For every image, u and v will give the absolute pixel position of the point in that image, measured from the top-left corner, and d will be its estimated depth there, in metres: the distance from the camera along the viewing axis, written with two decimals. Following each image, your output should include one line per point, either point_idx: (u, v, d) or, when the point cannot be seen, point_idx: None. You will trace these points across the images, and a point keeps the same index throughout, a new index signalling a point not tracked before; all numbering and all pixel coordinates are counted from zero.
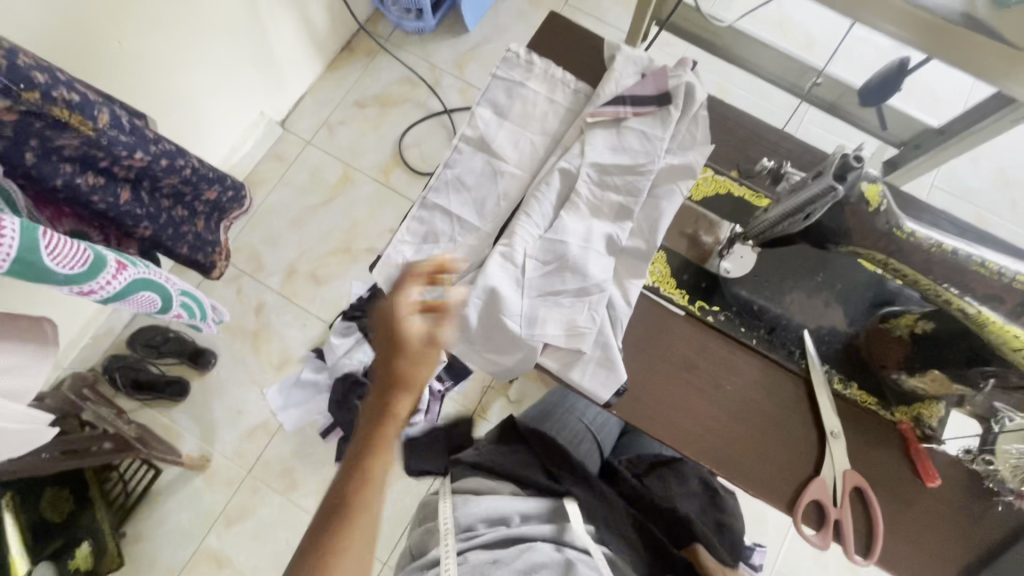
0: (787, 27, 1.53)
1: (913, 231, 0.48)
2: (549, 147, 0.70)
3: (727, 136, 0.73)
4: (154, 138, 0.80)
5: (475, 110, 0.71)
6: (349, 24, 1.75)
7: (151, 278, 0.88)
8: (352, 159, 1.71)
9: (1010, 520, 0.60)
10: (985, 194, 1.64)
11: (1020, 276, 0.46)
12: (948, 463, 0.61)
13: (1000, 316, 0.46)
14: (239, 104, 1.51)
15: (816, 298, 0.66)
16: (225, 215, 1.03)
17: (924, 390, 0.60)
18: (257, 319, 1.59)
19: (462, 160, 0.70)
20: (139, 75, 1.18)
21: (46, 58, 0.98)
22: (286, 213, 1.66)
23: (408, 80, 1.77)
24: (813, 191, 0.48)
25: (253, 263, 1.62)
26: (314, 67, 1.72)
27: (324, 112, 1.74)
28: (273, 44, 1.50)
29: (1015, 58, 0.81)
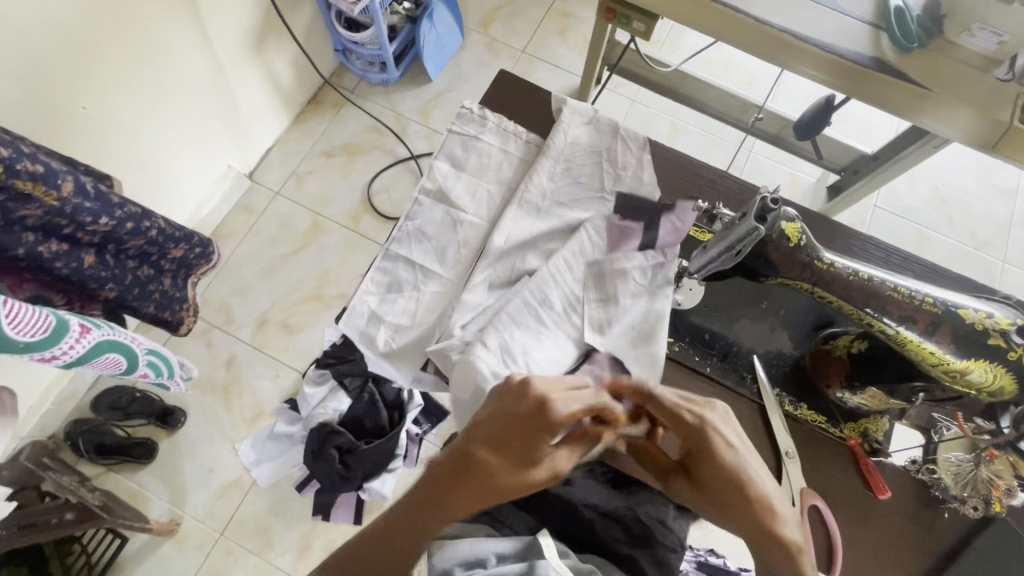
0: (728, 68, 1.64)
1: (833, 262, 0.52)
2: (505, 196, 0.74)
3: (671, 176, 0.78)
4: (119, 202, 0.82)
5: (433, 163, 0.75)
6: (315, 79, 1.81)
7: (116, 338, 0.88)
8: (321, 207, 1.73)
9: (959, 525, 0.63)
10: (923, 213, 1.75)
11: (929, 298, 0.50)
12: (896, 474, 0.65)
13: (916, 335, 0.50)
14: (206, 159, 1.53)
15: (762, 324, 0.70)
16: (192, 272, 1.04)
17: (868, 405, 0.64)
18: (227, 373, 1.56)
19: (422, 211, 0.73)
20: (104, 138, 1.20)
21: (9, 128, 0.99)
22: (256, 263, 1.66)
23: (374, 129, 1.83)
24: (740, 232, 0.52)
25: (223, 316, 1.61)
26: (281, 120, 1.76)
27: (292, 163, 1.77)
28: (239, 101, 1.54)
29: (924, 95, 0.89)
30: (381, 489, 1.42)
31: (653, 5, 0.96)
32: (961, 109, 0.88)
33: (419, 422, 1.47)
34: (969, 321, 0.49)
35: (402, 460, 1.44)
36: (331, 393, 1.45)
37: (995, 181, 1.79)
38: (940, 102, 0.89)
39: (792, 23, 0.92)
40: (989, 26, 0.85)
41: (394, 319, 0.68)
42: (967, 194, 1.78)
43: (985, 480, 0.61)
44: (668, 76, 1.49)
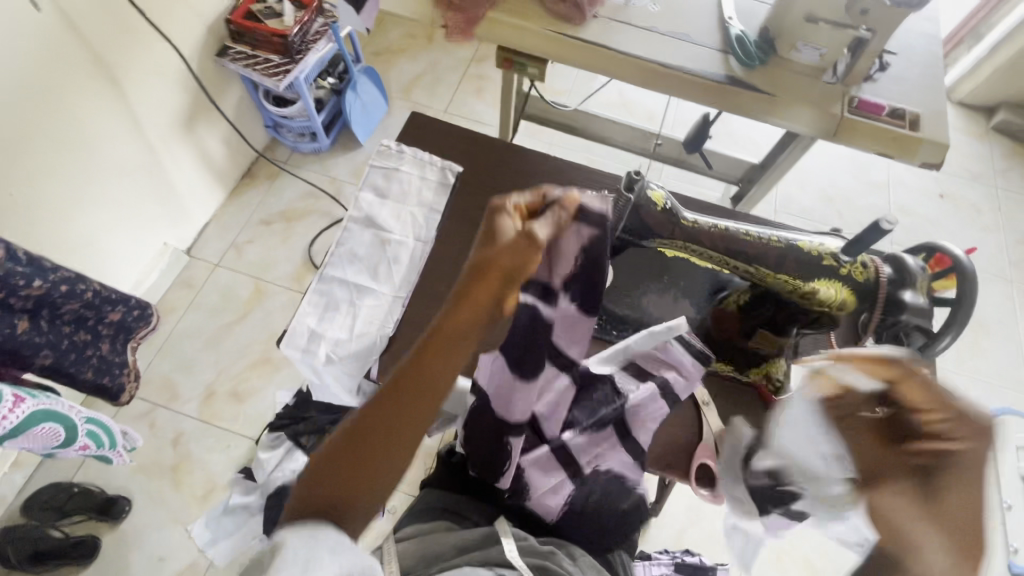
0: (627, 106, 1.85)
1: (694, 220, 0.62)
2: (428, 215, 0.83)
3: (571, 183, 0.88)
4: (52, 266, 0.83)
5: (359, 194, 0.82)
6: (248, 152, 1.88)
7: (53, 407, 0.87)
8: (263, 273, 1.76)
9: None
10: (816, 211, 1.97)
11: (773, 238, 0.61)
12: None
13: (770, 268, 0.60)
14: (141, 238, 1.55)
15: (666, 296, 0.79)
16: (131, 336, 1.04)
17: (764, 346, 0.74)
18: (175, 451, 1.50)
19: (351, 237, 0.79)
20: (33, 222, 1.21)
21: None
22: (199, 336, 1.65)
23: (310, 194, 1.90)
24: (617, 204, 0.62)
25: (168, 393, 1.57)
26: (215, 195, 1.81)
27: (231, 234, 1.80)
28: (172, 178, 1.58)
29: (771, 101, 1.07)
30: None
31: (542, 50, 1.12)
32: (801, 109, 1.06)
33: None
34: (806, 250, 0.60)
35: None
36: (287, 454, 1.44)
37: (869, 177, 2.06)
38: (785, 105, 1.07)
39: (657, 54, 1.09)
40: (809, 43, 1.03)
41: (334, 333, 0.72)
42: (848, 190, 2.03)
43: None
44: (573, 115, 1.66)
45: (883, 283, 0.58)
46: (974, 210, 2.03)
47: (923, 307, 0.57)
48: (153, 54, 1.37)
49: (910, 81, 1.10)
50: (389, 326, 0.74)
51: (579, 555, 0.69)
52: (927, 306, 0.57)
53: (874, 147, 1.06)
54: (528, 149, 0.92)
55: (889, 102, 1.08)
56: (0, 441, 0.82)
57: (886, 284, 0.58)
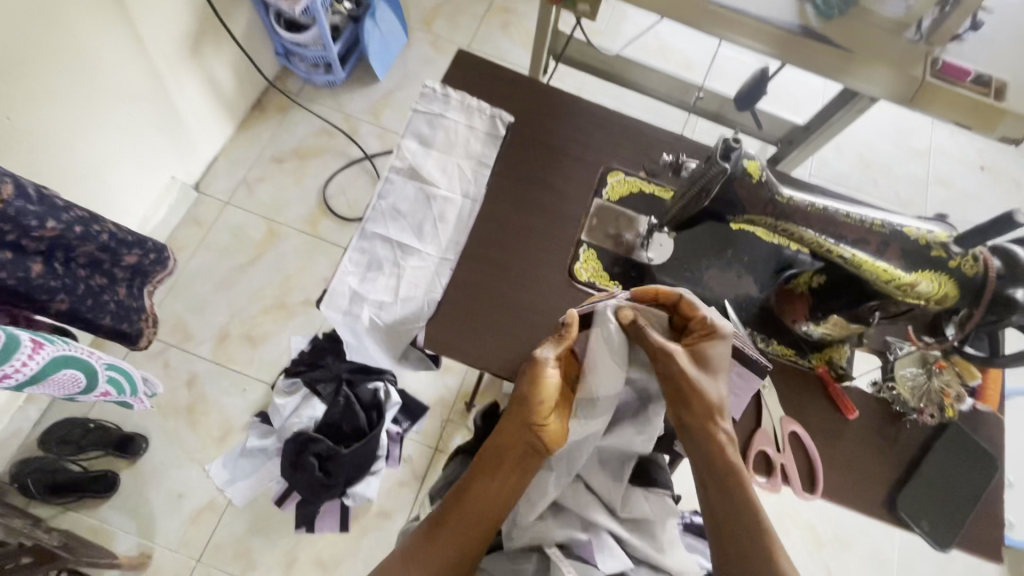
0: (665, 52, 1.72)
1: (791, 196, 0.56)
2: (477, 169, 0.76)
3: (632, 140, 0.81)
4: (65, 205, 0.77)
5: (401, 142, 0.75)
6: (257, 82, 1.75)
7: (73, 354, 0.83)
8: (275, 214, 1.68)
9: (919, 435, 0.69)
10: (853, 178, 1.89)
11: (876, 221, 0.55)
12: (861, 395, 0.70)
13: (869, 255, 0.55)
14: (148, 171, 1.46)
15: (729, 272, 0.74)
16: (147, 280, 0.99)
17: (831, 334, 0.70)
18: (190, 392, 1.49)
19: (394, 189, 0.73)
20: (35, 148, 1.12)
21: None
22: (211, 277, 1.60)
23: (324, 132, 1.79)
24: (706, 172, 0.55)
25: (180, 333, 1.54)
26: (223, 127, 1.70)
27: (240, 171, 1.71)
28: (179, 107, 1.48)
29: (847, 58, 0.98)
30: (366, 493, 1.41)
31: None
32: (878, 68, 0.97)
33: (399, 421, 1.50)
34: (912, 237, 0.55)
35: (384, 461, 1.44)
36: (305, 400, 1.45)
37: (911, 144, 1.96)
38: (861, 63, 0.97)
39: None
40: None
41: (377, 296, 0.67)
42: (888, 157, 1.93)
43: (937, 389, 0.68)
44: (612, 60, 1.54)
45: (991, 278, 0.53)
46: (1015, 187, 1.95)
47: None
48: None
49: (999, 43, 1.00)
50: (437, 290, 0.68)
51: None
52: None
53: (952, 116, 0.98)
54: (584, 98, 0.83)
55: (975, 65, 0.98)
56: (22, 387, 0.79)
57: (996, 280, 0.53)
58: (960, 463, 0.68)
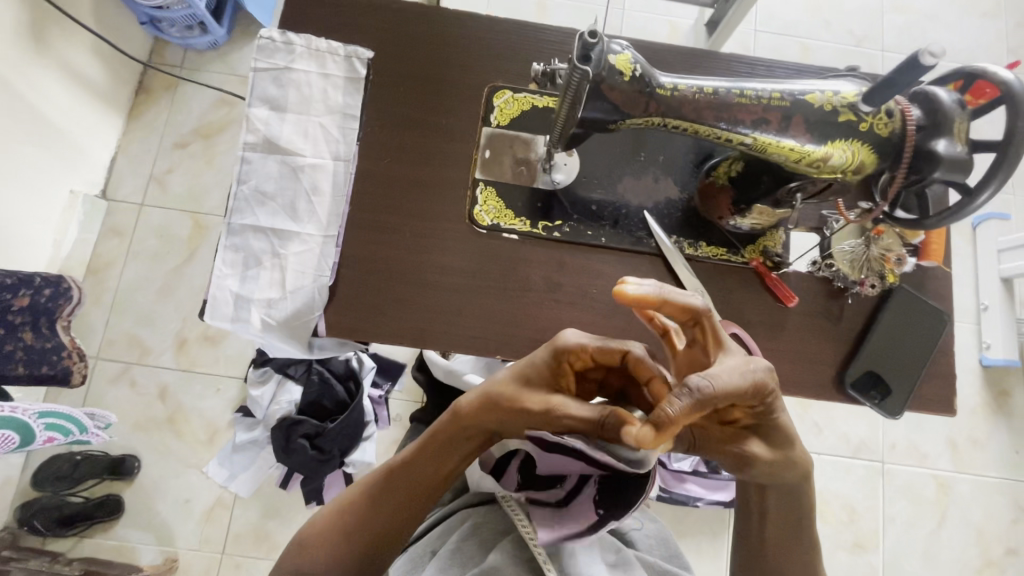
0: None
1: (673, 85, 0.48)
2: (343, 123, 0.66)
3: (514, 47, 0.70)
4: None
5: (248, 112, 0.64)
6: (131, 63, 1.56)
7: None
8: (197, 204, 1.57)
9: (864, 305, 0.66)
10: (803, 25, 1.69)
11: (775, 93, 0.48)
12: (800, 280, 0.66)
13: (773, 136, 0.48)
14: (39, 192, 1.33)
15: (644, 178, 0.67)
16: (55, 317, 0.92)
17: (761, 224, 0.64)
18: (165, 404, 1.48)
19: (254, 169, 0.64)
20: None
21: None
22: (149, 286, 1.52)
23: (222, 102, 1.62)
24: (570, 81, 0.46)
25: (137, 350, 1.49)
26: (110, 124, 1.53)
27: (145, 166, 1.57)
28: (48, 114, 1.32)
29: None
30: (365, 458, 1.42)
31: None
32: None
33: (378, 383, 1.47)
34: (816, 105, 0.47)
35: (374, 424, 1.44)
36: (279, 386, 1.41)
37: None
38: None
39: None
40: None
41: (264, 294, 0.61)
42: None
43: (876, 258, 0.64)
44: None
45: (910, 132, 0.47)
46: None
47: (960, 159, 0.45)
48: None
49: None
50: (327, 272, 0.62)
51: None
52: (965, 156, 0.45)
53: None
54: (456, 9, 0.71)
55: None
56: None
57: (914, 132, 0.47)
58: (909, 328, 0.65)
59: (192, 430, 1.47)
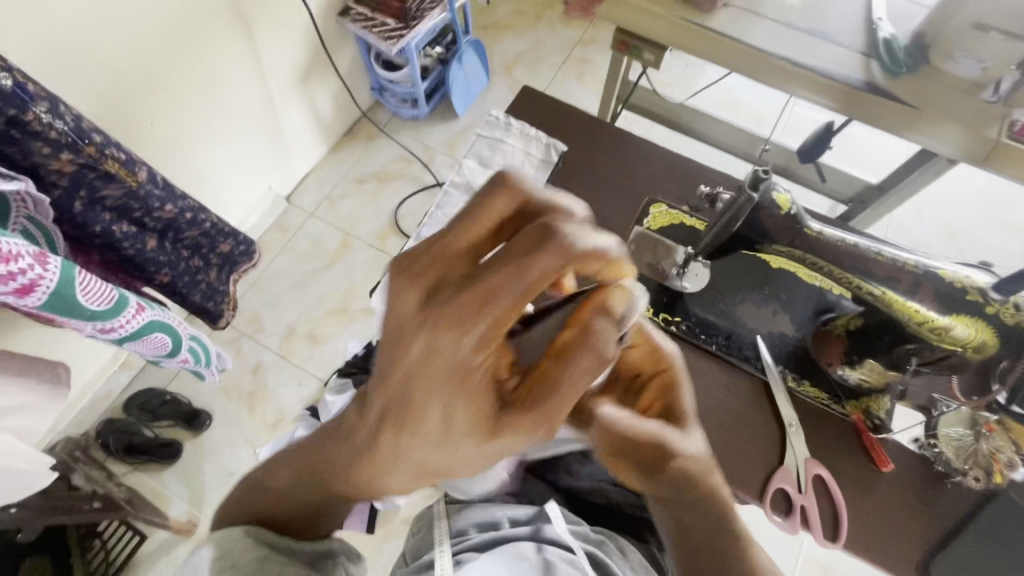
0: (737, 105, 1.73)
1: (819, 230, 0.58)
2: (523, 188, 0.85)
3: (678, 175, 0.85)
4: (182, 193, 0.93)
5: (461, 162, 0.91)
6: (352, 112, 1.96)
7: (165, 319, 0.97)
8: (351, 228, 1.84)
9: (964, 499, 0.64)
10: (935, 245, 1.73)
11: (909, 261, 0.56)
12: (899, 450, 0.67)
13: (900, 295, 0.56)
14: (251, 179, 1.66)
15: (765, 308, 0.74)
16: (234, 268, 1.14)
17: (869, 381, 0.67)
18: (254, 379, 1.63)
19: (449, 200, 0.89)
20: (169, 155, 1.32)
21: (95, 116, 1.10)
22: (287, 277, 1.76)
23: (403, 159, 1.96)
24: (734, 202, 0.58)
25: (254, 325, 1.70)
26: (318, 148, 1.90)
27: (326, 187, 1.90)
28: (284, 129, 1.68)
29: (915, 115, 0.98)
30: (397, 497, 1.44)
31: (663, 36, 1.07)
32: (950, 126, 0.96)
33: None
34: (946, 280, 0.54)
35: None
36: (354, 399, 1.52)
37: (1004, 217, 1.77)
38: (932, 121, 0.97)
39: (787, 53, 1.01)
40: (970, 53, 0.92)
41: None
42: (977, 228, 1.76)
43: (985, 453, 0.64)
44: (677, 110, 1.57)
45: None
46: None
47: None
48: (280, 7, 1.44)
49: None
50: None
51: (630, 550, 0.69)
52: None
53: None
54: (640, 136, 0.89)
55: None
56: (121, 343, 0.93)
57: None
58: (1010, 539, 0.62)
59: (264, 410, 1.59)
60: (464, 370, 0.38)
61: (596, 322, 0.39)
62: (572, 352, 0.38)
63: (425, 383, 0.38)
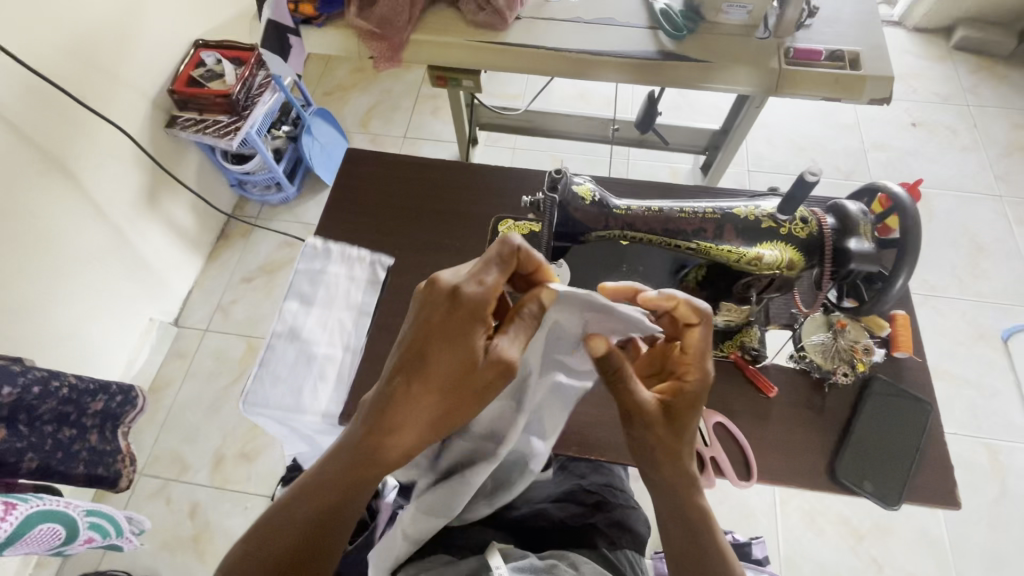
0: (580, 97, 1.82)
1: (626, 206, 0.61)
2: (356, 318, 0.79)
3: (516, 188, 0.88)
4: (22, 370, 0.85)
5: (284, 305, 0.79)
6: (217, 215, 1.89)
7: (47, 508, 0.87)
8: (252, 330, 1.76)
9: (846, 396, 0.69)
10: (791, 164, 1.88)
11: (708, 209, 0.60)
12: (779, 371, 0.72)
13: (711, 241, 0.60)
14: (125, 318, 1.55)
15: (627, 284, 0.77)
16: (119, 422, 1.06)
17: (734, 320, 0.72)
18: (194, 522, 1.50)
19: (277, 353, 0.77)
20: (13, 327, 1.21)
21: None
22: (200, 403, 1.65)
23: (286, 244, 1.91)
24: (544, 206, 0.60)
25: (178, 465, 1.57)
26: (192, 262, 1.81)
27: (214, 297, 1.81)
28: (145, 256, 1.59)
29: (707, 69, 1.05)
30: None
31: (471, 62, 1.11)
32: (742, 70, 1.04)
33: None
34: (742, 216, 0.59)
35: None
36: None
37: (837, 120, 1.95)
38: (723, 71, 1.04)
39: (585, 44, 1.07)
40: (734, 3, 1.02)
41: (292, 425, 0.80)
42: (821, 137, 1.92)
43: (846, 348, 0.69)
44: (526, 118, 1.63)
45: (826, 235, 0.57)
46: (951, 132, 1.89)
47: (869, 254, 0.55)
48: (100, 139, 1.35)
49: (844, 21, 1.08)
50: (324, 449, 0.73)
51: (583, 562, 0.65)
52: (874, 252, 0.55)
53: (816, 93, 1.06)
54: (472, 163, 0.91)
55: (826, 46, 1.06)
56: (1, 551, 0.82)
57: (829, 235, 0.57)
58: (893, 417, 0.68)
59: (215, 550, 1.47)
60: (456, 335, 0.48)
61: (533, 304, 0.52)
62: (527, 313, 0.51)
63: (427, 349, 0.48)
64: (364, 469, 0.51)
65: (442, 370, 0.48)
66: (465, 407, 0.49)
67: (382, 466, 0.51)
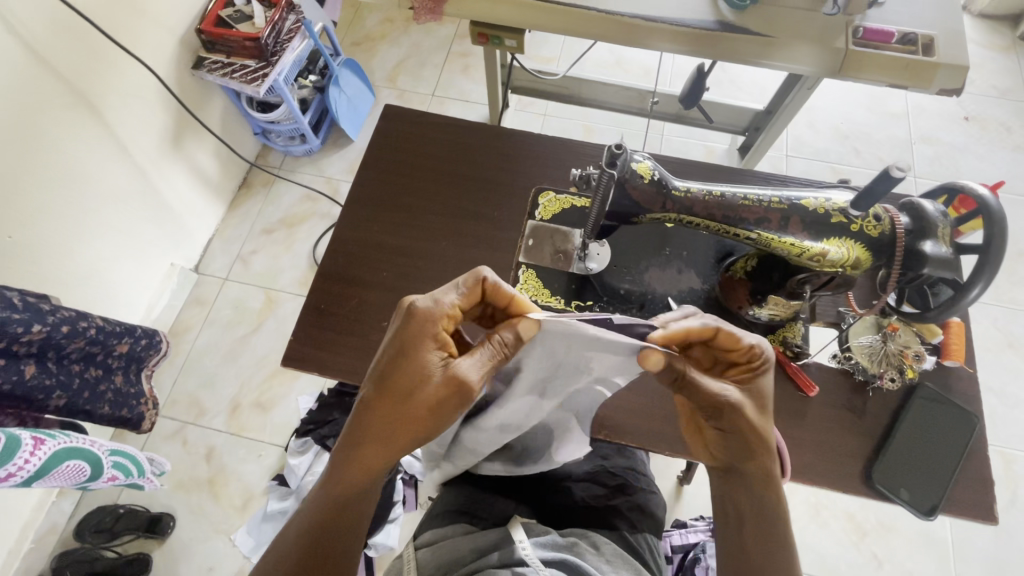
0: (620, 65, 1.75)
1: (686, 189, 0.58)
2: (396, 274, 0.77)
3: (560, 160, 0.84)
4: (50, 309, 0.85)
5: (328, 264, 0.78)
6: (240, 164, 1.86)
7: (73, 445, 0.88)
8: (271, 282, 1.76)
9: (889, 401, 0.67)
10: (833, 151, 1.80)
11: (775, 198, 0.57)
12: (821, 371, 0.69)
13: (774, 232, 0.57)
14: (146, 261, 1.55)
15: (669, 269, 0.75)
16: (142, 365, 1.07)
17: (779, 315, 0.69)
18: (210, 465, 1.54)
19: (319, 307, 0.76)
20: (37, 262, 1.21)
21: None
22: (217, 351, 1.67)
23: (308, 198, 1.88)
24: (599, 181, 0.57)
25: (195, 410, 1.60)
26: (214, 210, 1.80)
27: (234, 247, 1.80)
28: (168, 201, 1.58)
29: (771, 42, 0.98)
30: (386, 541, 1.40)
31: (515, 20, 1.05)
32: (805, 46, 0.97)
33: None
34: (811, 208, 0.56)
35: None
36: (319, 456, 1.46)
37: (886, 108, 1.86)
38: (785, 46, 0.98)
39: (640, 9, 1.01)
40: None
41: None
42: (867, 125, 1.83)
43: (895, 353, 0.67)
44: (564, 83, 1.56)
45: (899, 235, 0.54)
46: (1004, 130, 1.80)
47: (946, 258, 0.51)
48: (127, 77, 1.32)
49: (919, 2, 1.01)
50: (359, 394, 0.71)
51: (603, 544, 0.65)
52: (952, 257, 0.51)
53: (880, 77, 0.99)
54: (515, 130, 0.87)
55: (898, 27, 0.99)
56: (29, 484, 0.84)
57: (904, 236, 0.54)
58: (937, 427, 0.66)
59: (228, 493, 1.51)
60: (413, 350, 0.53)
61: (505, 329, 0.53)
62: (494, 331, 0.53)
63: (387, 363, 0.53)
64: (336, 482, 0.53)
65: (399, 383, 0.52)
66: (426, 420, 0.52)
67: (359, 474, 0.53)
